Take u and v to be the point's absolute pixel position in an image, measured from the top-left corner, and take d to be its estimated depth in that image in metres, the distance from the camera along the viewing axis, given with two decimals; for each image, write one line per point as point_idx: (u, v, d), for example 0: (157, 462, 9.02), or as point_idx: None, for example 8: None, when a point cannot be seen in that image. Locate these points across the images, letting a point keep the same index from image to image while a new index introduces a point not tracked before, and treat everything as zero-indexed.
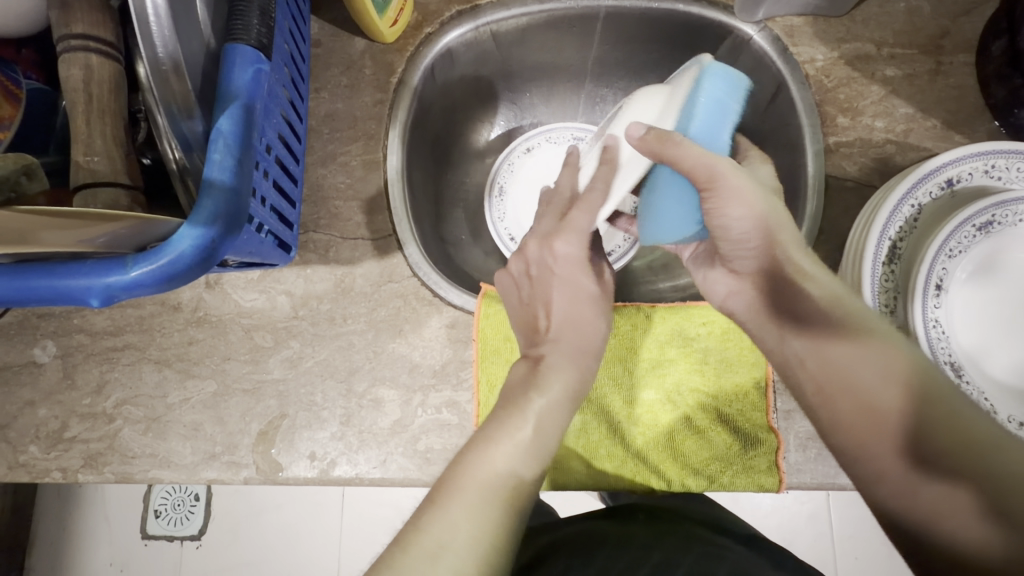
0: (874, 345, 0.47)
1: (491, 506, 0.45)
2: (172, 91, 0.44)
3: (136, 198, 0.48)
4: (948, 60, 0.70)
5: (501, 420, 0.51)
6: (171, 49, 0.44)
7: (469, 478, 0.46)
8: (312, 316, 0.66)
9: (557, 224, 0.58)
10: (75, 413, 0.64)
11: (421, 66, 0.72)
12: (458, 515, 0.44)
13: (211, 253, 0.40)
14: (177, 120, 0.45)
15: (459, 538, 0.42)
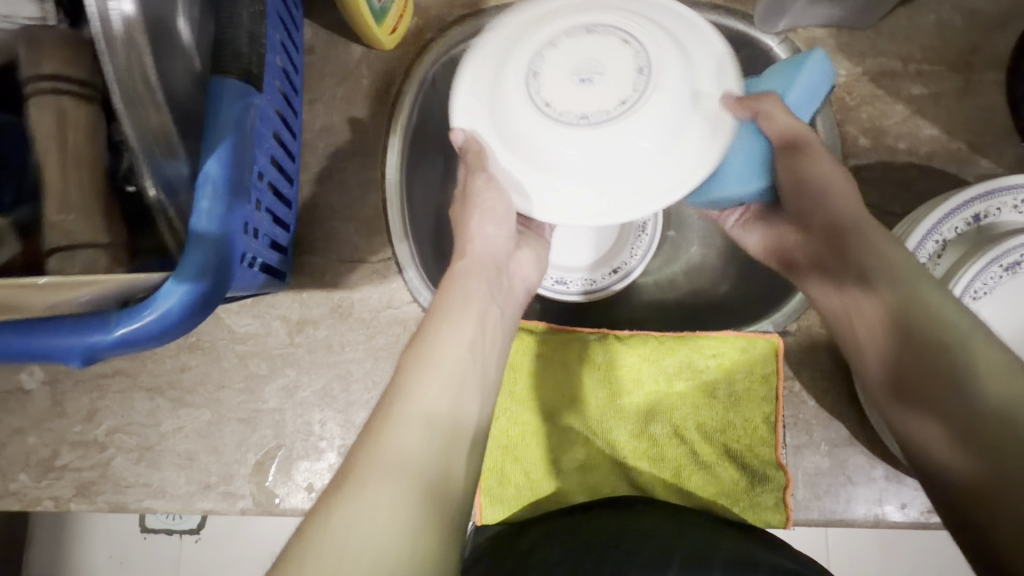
0: (894, 290, 0.46)
1: (423, 472, 0.41)
2: (149, 123, 0.41)
3: (116, 255, 0.45)
4: (977, 78, 0.66)
5: (425, 359, 0.47)
6: (149, 82, 0.40)
7: (383, 440, 0.41)
8: (309, 342, 0.64)
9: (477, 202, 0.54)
10: (66, 441, 0.62)
11: (421, 74, 0.67)
12: (378, 480, 0.39)
13: (203, 306, 0.38)
14: (160, 163, 0.42)
15: (383, 501, 0.38)
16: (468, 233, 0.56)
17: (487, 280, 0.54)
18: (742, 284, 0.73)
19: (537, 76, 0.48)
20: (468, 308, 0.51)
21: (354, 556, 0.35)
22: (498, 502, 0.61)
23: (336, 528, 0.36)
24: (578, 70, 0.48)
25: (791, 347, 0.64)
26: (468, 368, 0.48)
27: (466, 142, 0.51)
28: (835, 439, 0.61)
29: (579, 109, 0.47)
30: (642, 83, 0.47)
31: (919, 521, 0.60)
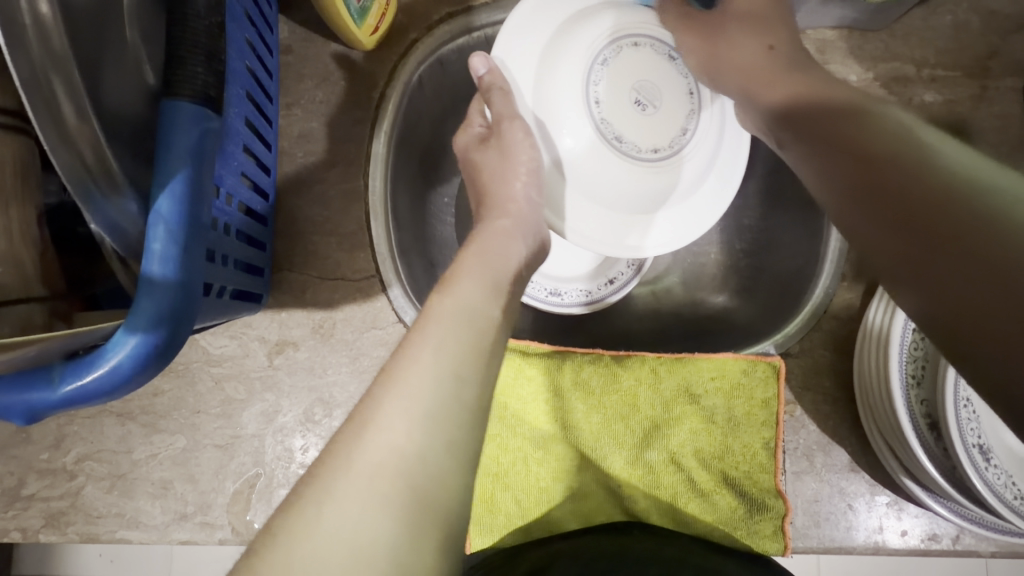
0: (915, 171, 0.37)
1: (453, 427, 0.37)
2: (82, 154, 0.38)
3: (54, 309, 0.41)
4: (993, 85, 0.63)
5: (458, 304, 0.42)
6: (82, 110, 0.38)
7: (411, 384, 0.37)
8: (289, 365, 0.60)
9: (498, 159, 0.55)
10: (33, 470, 0.59)
11: (406, 77, 0.62)
12: (407, 424, 0.35)
13: (158, 358, 0.35)
14: (105, 201, 0.39)
15: (408, 447, 0.35)
16: (507, 195, 0.54)
17: (524, 237, 0.52)
18: (743, 299, 0.70)
19: (603, 66, 0.55)
20: (503, 265, 0.48)
21: (379, 504, 0.33)
22: (488, 531, 0.58)
23: (358, 465, 0.34)
24: (636, 91, 0.57)
25: (794, 369, 0.61)
26: (498, 328, 0.43)
27: (487, 75, 0.54)
28: (835, 466, 0.60)
29: (615, 128, 0.56)
30: (677, 143, 0.58)
31: (919, 548, 0.58)
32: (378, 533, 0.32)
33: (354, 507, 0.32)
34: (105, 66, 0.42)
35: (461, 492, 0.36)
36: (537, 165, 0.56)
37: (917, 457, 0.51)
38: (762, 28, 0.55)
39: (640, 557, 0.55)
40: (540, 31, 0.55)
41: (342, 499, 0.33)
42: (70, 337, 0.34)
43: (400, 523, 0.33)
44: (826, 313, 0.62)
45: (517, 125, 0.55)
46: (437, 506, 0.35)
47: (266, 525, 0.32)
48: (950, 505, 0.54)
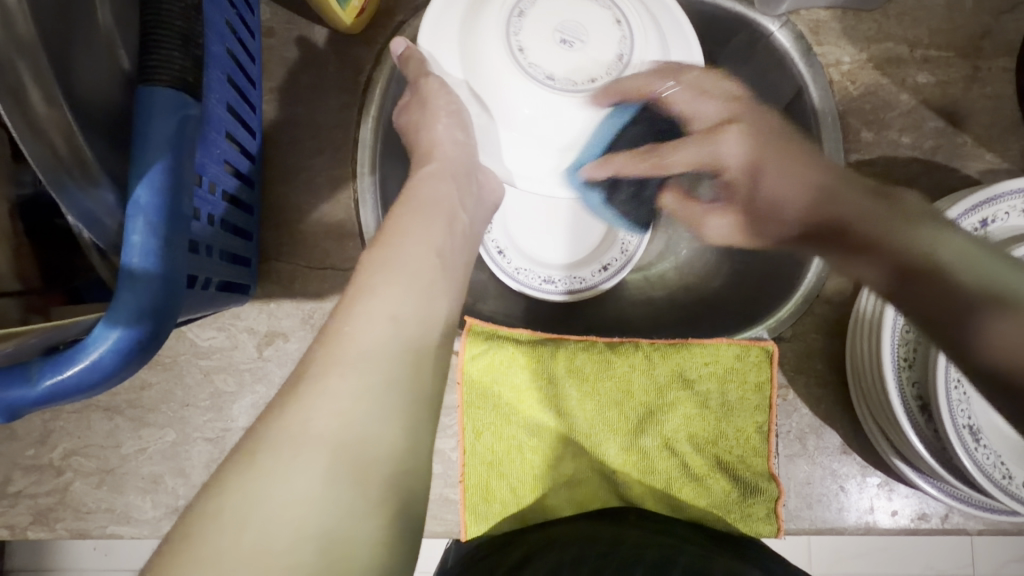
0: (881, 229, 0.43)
1: (387, 367, 0.39)
2: (54, 146, 0.37)
3: (29, 304, 0.40)
4: (985, 65, 0.62)
5: (389, 255, 0.45)
6: (52, 97, 0.37)
7: (346, 332, 0.40)
8: (279, 356, 0.59)
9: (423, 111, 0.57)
10: (19, 466, 0.58)
11: (392, 61, 0.61)
12: (341, 369, 0.38)
13: (141, 352, 0.35)
14: (80, 192, 0.38)
15: (346, 390, 0.37)
16: (433, 138, 0.56)
17: (453, 180, 0.54)
18: (734, 283, 0.70)
19: (519, 17, 0.52)
20: (438, 211, 0.50)
21: (317, 443, 0.35)
22: (484, 520, 0.58)
23: (296, 416, 0.36)
24: (560, 31, 0.53)
25: (787, 353, 0.61)
26: (437, 275, 0.46)
27: (403, 51, 0.57)
28: (827, 448, 0.60)
29: (545, 68, 0.52)
30: (614, 71, 0.54)
31: (908, 527, 0.59)
32: (314, 471, 0.34)
33: (291, 450, 0.35)
34: (76, 51, 0.40)
35: (399, 433, 0.39)
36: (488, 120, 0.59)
37: (909, 440, 0.51)
38: (738, 139, 0.56)
39: (636, 542, 0.55)
40: (455, 7, 0.54)
41: (280, 443, 0.35)
42: (48, 331, 0.35)
43: (337, 461, 0.35)
44: (818, 297, 0.62)
45: (433, 79, 0.55)
46: (378, 446, 0.37)
47: (211, 477, 0.34)
48: (941, 485, 0.55)
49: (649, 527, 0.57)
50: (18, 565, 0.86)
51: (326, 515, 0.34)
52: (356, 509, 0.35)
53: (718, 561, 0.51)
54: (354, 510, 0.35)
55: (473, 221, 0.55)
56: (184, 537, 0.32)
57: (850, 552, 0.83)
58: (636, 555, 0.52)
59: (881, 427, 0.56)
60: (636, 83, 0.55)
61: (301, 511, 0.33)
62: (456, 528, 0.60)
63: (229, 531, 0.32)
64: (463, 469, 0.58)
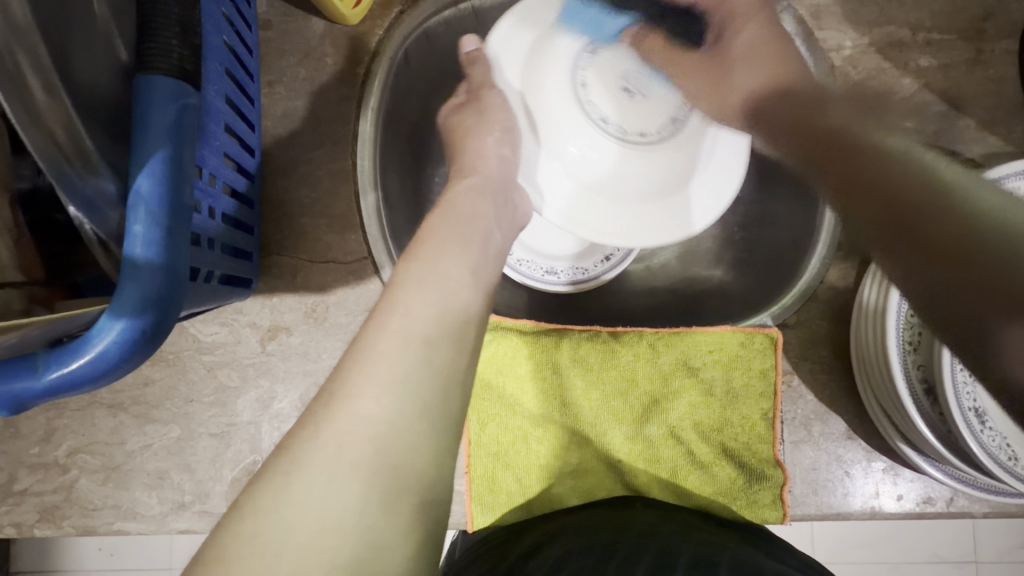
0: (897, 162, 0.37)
1: (423, 391, 0.37)
2: (53, 134, 0.37)
3: (32, 294, 0.40)
4: (988, 48, 0.62)
5: (426, 268, 0.42)
6: (51, 86, 0.37)
7: (381, 349, 0.37)
8: (283, 350, 0.59)
9: (477, 121, 0.57)
10: (24, 464, 0.58)
11: (391, 52, 0.60)
12: (377, 392, 0.35)
13: (145, 344, 0.34)
14: (80, 183, 0.38)
15: (380, 414, 0.35)
16: (479, 151, 0.56)
17: (493, 195, 0.52)
18: (739, 272, 0.69)
19: (591, 54, 0.56)
20: (472, 223, 0.47)
21: (347, 464, 0.33)
22: (490, 510, 0.58)
23: (325, 435, 0.34)
24: (624, 78, 0.56)
25: (792, 340, 0.61)
26: (472, 292, 0.44)
27: (474, 51, 0.60)
28: (832, 434, 0.60)
29: (601, 110, 0.55)
30: (667, 131, 0.57)
31: (914, 512, 0.59)
32: (348, 498, 0.32)
33: (324, 474, 0.33)
34: (73, 42, 0.40)
35: (431, 459, 0.36)
36: (510, 125, 0.58)
37: (914, 422, 0.51)
38: (765, 63, 0.52)
39: (640, 529, 0.55)
40: (528, 28, 0.57)
41: (307, 463, 0.33)
42: (48, 324, 0.34)
43: (371, 484, 0.33)
44: (822, 284, 0.62)
45: (496, 92, 0.58)
46: (410, 472, 0.35)
47: (235, 501, 0.32)
48: (945, 468, 0.54)
49: (653, 515, 0.57)
50: (25, 566, 0.86)
51: (358, 547, 0.31)
52: (389, 539, 0.33)
53: (726, 548, 0.51)
54: (387, 540, 0.32)
55: (504, 229, 0.52)
56: (213, 561, 0.29)
57: (856, 540, 0.83)
58: (643, 545, 0.52)
59: (886, 412, 0.56)
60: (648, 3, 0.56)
61: (335, 541, 0.31)
62: (463, 520, 0.60)
63: (258, 565, 0.29)
64: (469, 461, 0.58)
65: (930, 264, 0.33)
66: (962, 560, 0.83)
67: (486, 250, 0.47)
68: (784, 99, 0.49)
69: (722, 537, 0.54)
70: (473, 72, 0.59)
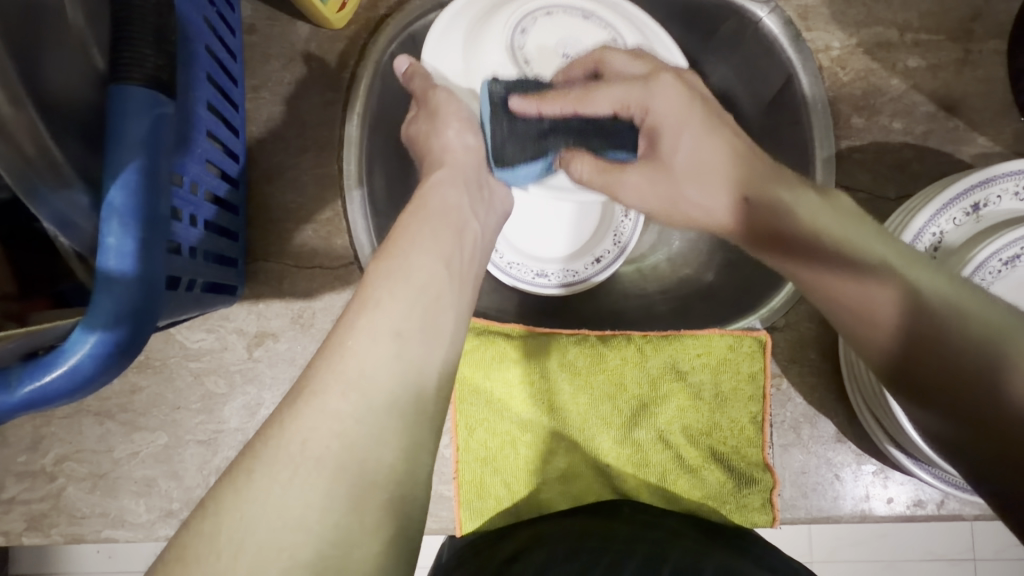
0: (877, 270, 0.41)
1: (393, 390, 0.37)
2: (20, 146, 0.36)
3: (5, 310, 0.40)
4: (976, 48, 0.62)
5: (399, 261, 0.42)
6: (16, 98, 0.36)
7: (350, 346, 0.37)
8: (270, 356, 0.59)
9: (428, 121, 0.56)
10: (11, 472, 0.58)
11: (376, 56, 0.59)
12: (343, 388, 0.35)
13: (121, 356, 0.34)
14: (52, 195, 0.38)
15: (347, 410, 0.35)
16: (445, 144, 0.54)
17: (463, 184, 0.51)
18: (728, 274, 0.69)
19: (522, 35, 0.62)
20: (446, 219, 0.47)
21: (314, 466, 0.33)
22: (478, 515, 0.58)
23: (291, 432, 0.33)
24: (561, 46, 0.63)
25: (780, 343, 0.61)
26: (446, 286, 0.43)
27: (408, 69, 0.57)
28: (822, 437, 0.60)
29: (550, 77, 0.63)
30: None
31: (904, 514, 0.59)
32: (313, 495, 0.32)
33: (288, 472, 0.32)
34: (46, 50, 0.39)
35: (400, 456, 0.36)
36: (465, 116, 0.56)
37: (902, 426, 0.51)
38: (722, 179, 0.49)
39: (627, 535, 0.54)
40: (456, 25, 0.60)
41: (273, 467, 0.32)
42: (27, 335, 0.35)
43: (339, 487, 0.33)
44: None
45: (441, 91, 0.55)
46: (377, 468, 0.35)
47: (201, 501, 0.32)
48: (935, 471, 0.54)
49: (643, 521, 0.57)
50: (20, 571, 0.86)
51: (322, 546, 0.31)
52: (356, 536, 0.33)
53: (711, 557, 0.51)
54: (354, 536, 0.32)
55: (480, 219, 0.52)
56: (178, 557, 0.29)
57: (851, 540, 0.83)
58: (630, 552, 0.52)
59: (875, 415, 0.56)
60: (577, 65, 0.57)
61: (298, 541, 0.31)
62: (451, 525, 0.60)
63: (220, 565, 0.29)
64: (457, 466, 0.58)
65: (934, 390, 0.38)
66: (956, 558, 0.83)
67: (462, 242, 0.47)
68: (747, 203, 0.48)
69: (709, 542, 0.54)
70: (414, 87, 0.57)
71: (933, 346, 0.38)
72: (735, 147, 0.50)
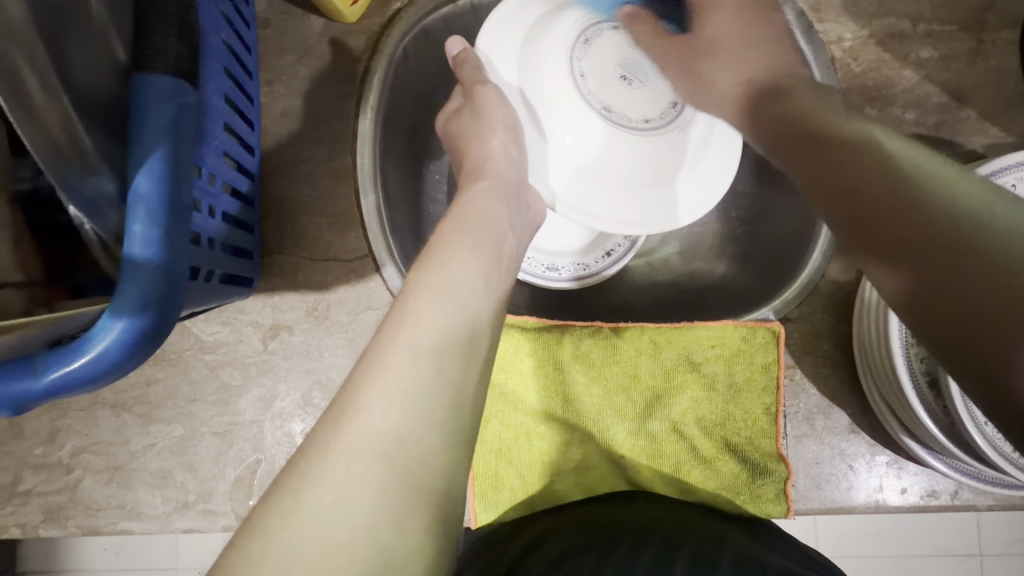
0: (900, 171, 0.37)
1: (435, 408, 0.37)
2: (51, 133, 0.38)
3: (33, 296, 0.40)
4: (989, 38, 0.62)
5: (440, 275, 0.42)
6: (50, 87, 0.38)
7: (392, 362, 0.37)
8: (285, 349, 0.59)
9: (473, 120, 0.55)
10: (28, 465, 0.58)
11: (390, 50, 0.59)
12: (386, 406, 0.35)
13: (147, 342, 0.34)
14: (80, 181, 0.39)
15: (389, 430, 0.35)
16: (485, 152, 0.53)
17: (504, 199, 0.51)
18: (742, 267, 0.68)
19: (585, 46, 0.52)
20: (484, 232, 0.47)
21: (357, 488, 0.33)
22: (493, 507, 0.58)
23: (335, 452, 0.34)
24: (623, 68, 0.53)
25: (794, 334, 0.61)
26: (482, 302, 0.43)
27: (461, 53, 0.56)
28: (835, 428, 0.60)
29: (604, 100, 0.52)
30: (669, 116, 0.54)
31: (918, 505, 0.59)
32: (356, 517, 0.32)
33: (332, 493, 0.32)
34: (70, 40, 0.40)
35: (438, 452, 0.36)
36: (512, 122, 0.54)
37: (918, 416, 0.51)
38: (739, 60, 0.54)
39: (642, 524, 0.55)
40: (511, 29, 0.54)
41: (316, 485, 0.32)
42: (50, 324, 0.35)
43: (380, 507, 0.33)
44: (823, 278, 0.62)
45: (490, 87, 0.54)
46: (419, 487, 0.35)
47: (247, 521, 0.32)
48: (949, 461, 0.54)
49: (657, 510, 0.57)
50: (30, 567, 0.86)
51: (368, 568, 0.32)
52: (397, 556, 0.33)
53: (728, 545, 0.51)
54: (395, 557, 0.33)
55: (517, 237, 0.51)
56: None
57: (860, 534, 0.83)
58: (646, 540, 0.52)
59: (890, 405, 0.56)
60: None
61: (343, 562, 0.31)
62: (466, 517, 0.60)
63: None
64: (472, 457, 0.58)
65: (944, 297, 0.32)
66: (967, 553, 0.82)
67: (500, 256, 0.47)
68: (781, 116, 0.49)
69: (724, 531, 0.54)
70: (462, 75, 0.55)
71: (949, 249, 0.32)
72: (763, 36, 0.55)
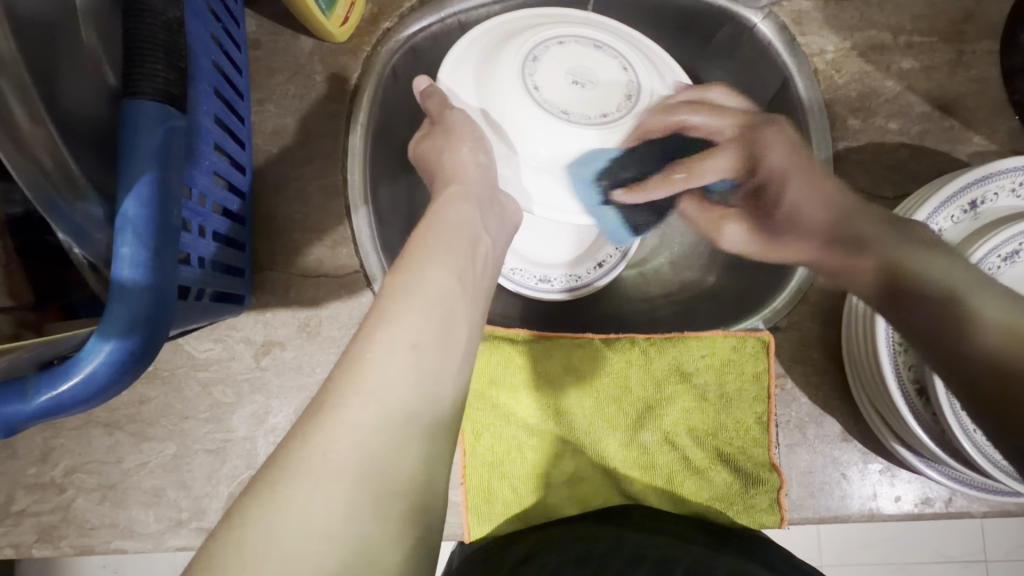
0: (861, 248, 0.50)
1: (415, 408, 0.37)
2: (39, 161, 0.38)
3: (21, 319, 0.41)
4: (969, 49, 0.63)
5: (421, 274, 0.42)
6: (37, 115, 0.38)
7: (369, 358, 0.37)
8: (277, 365, 0.60)
9: (445, 137, 0.54)
10: (21, 485, 0.58)
11: (379, 69, 0.61)
12: (364, 401, 0.35)
13: (133, 365, 0.35)
14: (69, 209, 0.39)
15: (371, 422, 0.35)
16: (456, 161, 0.53)
17: (477, 201, 0.52)
18: (731, 276, 0.69)
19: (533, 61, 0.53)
20: (460, 233, 0.47)
21: (334, 474, 0.33)
22: (487, 521, 0.58)
23: (315, 443, 0.34)
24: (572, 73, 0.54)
25: (784, 343, 0.62)
26: (459, 304, 0.43)
27: (426, 87, 0.57)
28: (827, 436, 0.60)
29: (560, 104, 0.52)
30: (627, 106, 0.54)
31: (913, 512, 0.59)
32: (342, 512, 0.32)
33: (311, 482, 0.32)
34: (61, 71, 0.41)
35: (419, 451, 0.37)
36: (480, 134, 0.54)
37: (908, 426, 0.51)
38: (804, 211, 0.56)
39: (637, 539, 0.55)
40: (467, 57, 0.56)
41: (299, 478, 0.32)
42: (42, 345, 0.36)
43: (361, 493, 0.33)
44: (812, 286, 0.62)
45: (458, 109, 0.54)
46: (404, 484, 0.35)
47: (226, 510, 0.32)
48: (943, 469, 0.54)
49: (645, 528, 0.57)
50: None
51: (347, 554, 0.31)
52: (375, 545, 0.33)
53: (720, 561, 0.51)
54: (375, 548, 0.32)
55: (495, 241, 0.52)
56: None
57: (862, 542, 0.83)
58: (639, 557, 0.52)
59: (880, 414, 0.56)
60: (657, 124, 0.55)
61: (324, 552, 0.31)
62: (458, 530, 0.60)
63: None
64: (465, 471, 0.58)
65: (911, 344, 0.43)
66: (966, 559, 0.82)
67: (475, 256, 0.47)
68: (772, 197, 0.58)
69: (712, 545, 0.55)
70: (429, 106, 0.56)
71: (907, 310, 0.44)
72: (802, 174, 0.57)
